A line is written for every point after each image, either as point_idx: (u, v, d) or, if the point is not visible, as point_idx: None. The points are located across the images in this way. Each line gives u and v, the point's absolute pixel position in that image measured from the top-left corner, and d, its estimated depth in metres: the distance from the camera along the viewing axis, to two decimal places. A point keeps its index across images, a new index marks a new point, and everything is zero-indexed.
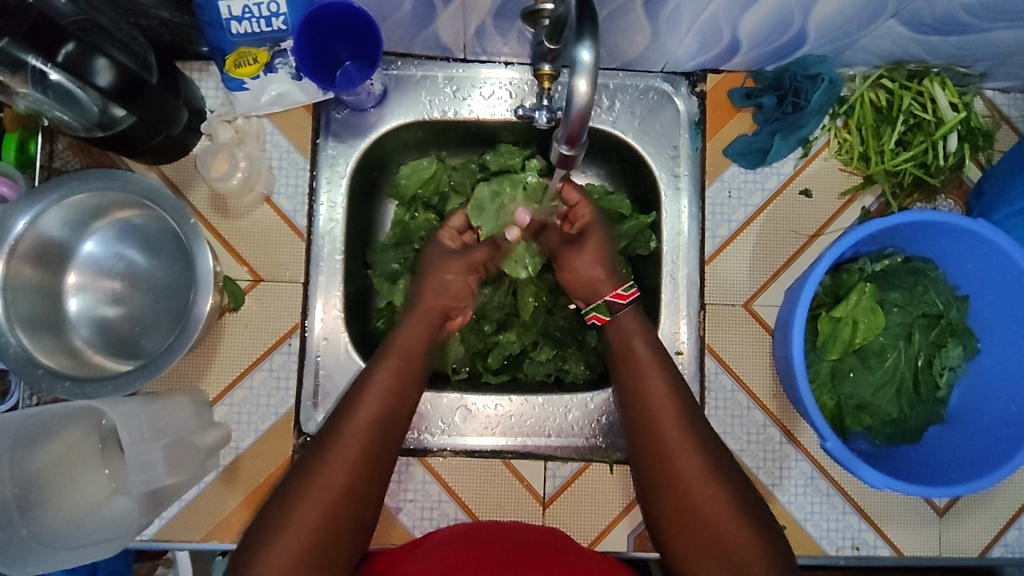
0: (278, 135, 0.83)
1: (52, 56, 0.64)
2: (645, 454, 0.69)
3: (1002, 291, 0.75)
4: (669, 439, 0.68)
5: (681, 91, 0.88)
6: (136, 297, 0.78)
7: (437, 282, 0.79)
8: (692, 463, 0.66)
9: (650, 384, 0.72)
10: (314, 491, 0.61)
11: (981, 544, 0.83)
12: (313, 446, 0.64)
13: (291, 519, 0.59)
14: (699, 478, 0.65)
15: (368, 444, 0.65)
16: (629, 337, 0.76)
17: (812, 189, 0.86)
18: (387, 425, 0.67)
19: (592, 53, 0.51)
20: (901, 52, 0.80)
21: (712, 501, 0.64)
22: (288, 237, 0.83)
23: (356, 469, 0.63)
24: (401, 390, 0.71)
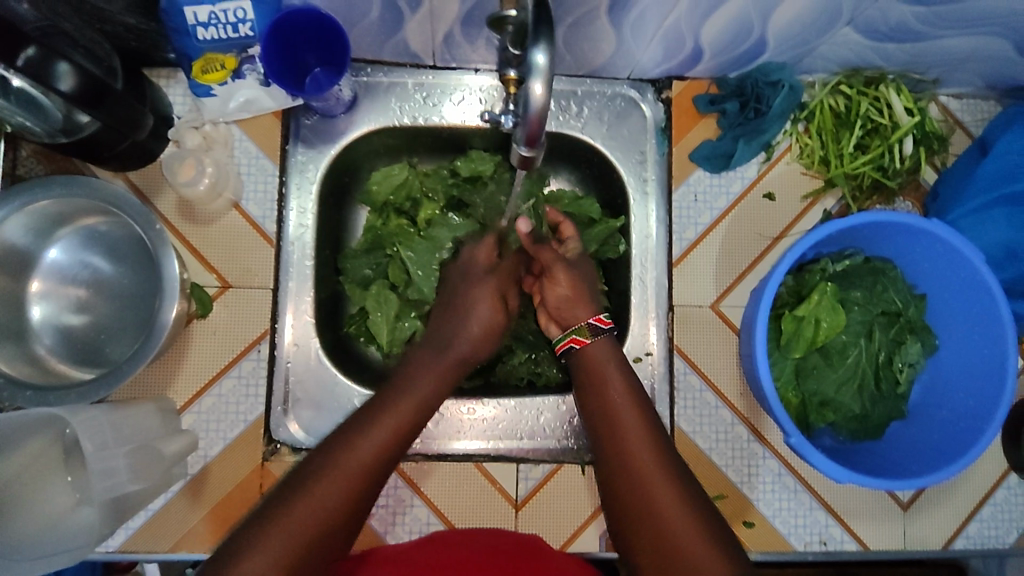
0: (247, 142, 0.83)
1: (10, 60, 0.59)
2: (612, 465, 0.68)
3: (956, 290, 0.77)
4: (629, 450, 0.67)
5: (647, 98, 0.90)
6: (102, 305, 0.77)
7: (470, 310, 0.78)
8: (654, 478, 0.65)
9: (618, 405, 0.71)
10: (305, 506, 0.55)
11: (944, 536, 0.86)
12: (320, 454, 0.59)
13: (273, 531, 0.53)
14: (661, 490, 0.64)
15: (375, 468, 0.60)
16: (601, 360, 0.76)
17: (775, 192, 0.88)
18: (394, 453, 0.62)
19: (547, 56, 0.52)
20: (858, 59, 0.82)
21: (670, 511, 0.62)
22: (257, 243, 0.82)
23: (349, 491, 0.57)
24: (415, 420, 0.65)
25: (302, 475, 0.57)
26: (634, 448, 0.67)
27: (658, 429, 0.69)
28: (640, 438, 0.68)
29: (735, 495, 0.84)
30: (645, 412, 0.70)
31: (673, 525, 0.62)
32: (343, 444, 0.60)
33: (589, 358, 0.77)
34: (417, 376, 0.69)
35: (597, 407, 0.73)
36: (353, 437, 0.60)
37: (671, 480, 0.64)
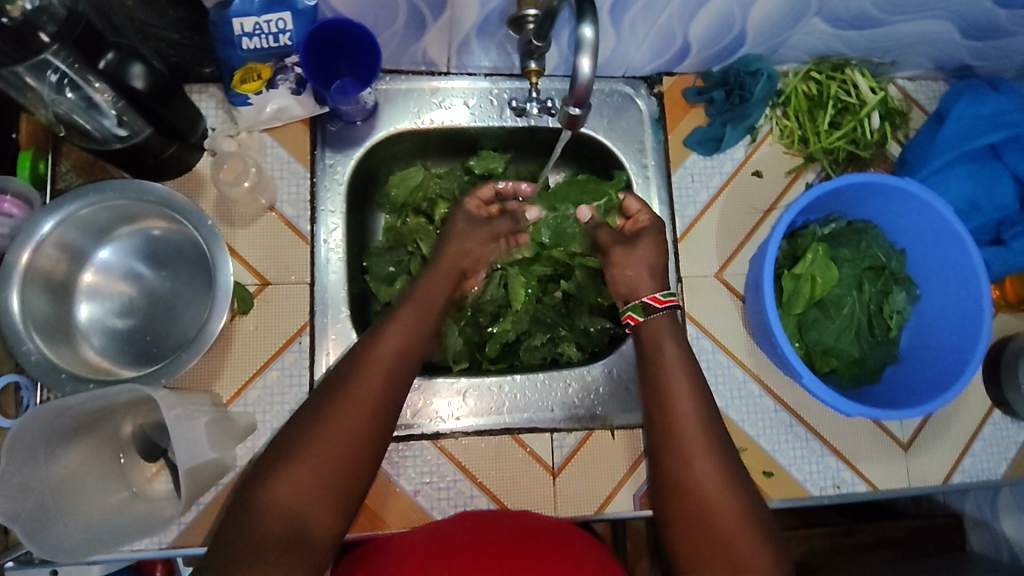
0: (278, 148, 0.89)
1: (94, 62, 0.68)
2: (659, 438, 0.73)
3: (932, 241, 0.87)
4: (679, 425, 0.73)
5: (641, 93, 0.99)
6: (146, 306, 0.80)
7: (460, 246, 0.88)
8: (699, 459, 0.70)
9: (672, 381, 0.76)
10: (337, 421, 0.65)
11: (944, 472, 0.93)
12: (336, 379, 0.69)
13: (307, 455, 0.62)
14: (704, 472, 0.69)
15: (386, 388, 0.69)
16: (657, 334, 0.82)
17: (762, 170, 0.97)
18: (401, 372, 0.71)
19: (592, 30, 0.59)
20: (825, 47, 0.93)
21: (709, 487, 0.68)
22: (293, 242, 0.87)
23: (371, 413, 0.67)
24: (414, 345, 0.74)
25: (325, 397, 0.67)
26: (682, 425, 0.73)
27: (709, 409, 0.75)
28: (687, 413, 0.74)
29: (753, 448, 0.90)
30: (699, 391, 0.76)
31: (710, 504, 0.67)
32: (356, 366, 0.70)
33: (647, 335, 0.82)
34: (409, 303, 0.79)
35: (652, 375, 0.78)
36: (362, 363, 0.70)
37: (715, 461, 0.70)
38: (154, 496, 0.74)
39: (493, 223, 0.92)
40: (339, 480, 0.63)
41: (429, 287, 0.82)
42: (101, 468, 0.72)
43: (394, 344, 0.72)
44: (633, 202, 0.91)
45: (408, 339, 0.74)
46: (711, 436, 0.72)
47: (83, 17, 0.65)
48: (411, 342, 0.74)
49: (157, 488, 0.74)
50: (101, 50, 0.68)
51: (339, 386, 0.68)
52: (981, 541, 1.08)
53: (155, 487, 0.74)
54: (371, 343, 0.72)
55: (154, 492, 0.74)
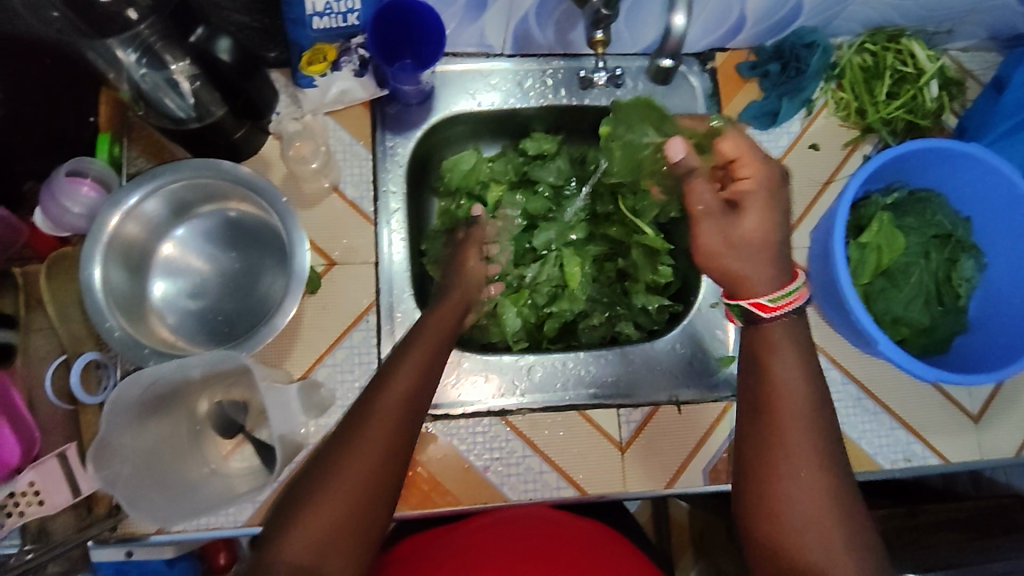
0: (341, 131, 0.90)
1: (187, 35, 0.71)
2: (756, 462, 0.62)
3: (1000, 206, 0.85)
4: (779, 452, 0.61)
5: (694, 70, 0.99)
6: (216, 286, 0.80)
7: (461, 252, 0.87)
8: (796, 482, 0.60)
9: (784, 400, 0.62)
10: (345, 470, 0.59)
11: (1016, 443, 0.91)
12: (344, 422, 0.63)
13: (314, 505, 0.58)
14: (797, 498, 0.60)
15: (400, 428, 0.63)
16: (773, 345, 0.64)
17: (819, 143, 0.97)
18: (414, 413, 0.64)
19: None
20: (880, 18, 0.93)
21: (804, 530, 0.59)
22: (357, 222, 0.88)
23: (383, 456, 0.60)
24: (428, 379, 0.67)
25: (340, 437, 0.62)
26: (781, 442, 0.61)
27: (825, 430, 0.62)
28: (790, 427, 0.62)
29: None
30: (816, 406, 0.62)
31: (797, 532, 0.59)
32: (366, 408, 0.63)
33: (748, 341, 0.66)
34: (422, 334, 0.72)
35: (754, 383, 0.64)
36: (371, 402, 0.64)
37: (821, 502, 0.60)
38: (230, 474, 0.73)
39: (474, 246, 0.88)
40: (349, 531, 0.58)
41: (437, 321, 0.74)
42: (183, 442, 0.73)
43: (406, 381, 0.65)
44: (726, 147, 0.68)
45: (423, 371, 0.67)
46: (821, 475, 0.60)
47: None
48: (427, 375, 0.67)
49: (233, 466, 0.73)
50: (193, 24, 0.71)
51: (350, 429, 0.62)
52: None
53: (231, 465, 0.73)
54: (383, 380, 0.65)
55: (231, 470, 0.73)
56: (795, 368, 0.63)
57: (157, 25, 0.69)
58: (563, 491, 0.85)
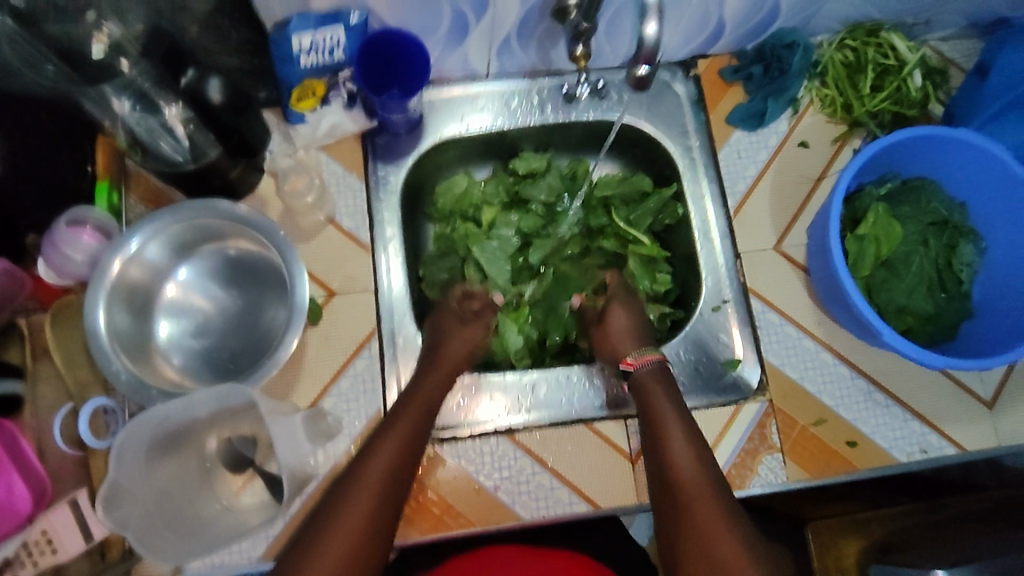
0: (334, 164, 0.92)
1: (178, 78, 0.75)
2: (664, 490, 0.74)
3: (994, 189, 0.85)
4: (677, 474, 0.73)
5: (678, 78, 1.00)
6: (220, 324, 0.81)
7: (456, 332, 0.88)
8: (703, 504, 0.70)
9: (669, 431, 0.77)
10: (328, 545, 0.64)
11: None
12: (329, 501, 0.69)
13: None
14: (707, 512, 0.69)
15: (380, 502, 0.68)
16: (653, 395, 0.82)
17: (808, 141, 0.98)
18: (393, 489, 0.70)
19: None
20: (857, 14, 0.94)
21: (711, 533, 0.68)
22: (354, 251, 0.89)
23: (364, 530, 0.66)
24: (408, 457, 0.73)
25: (324, 514, 0.67)
26: (686, 478, 0.73)
27: (701, 449, 0.76)
28: (686, 464, 0.74)
29: (832, 417, 0.88)
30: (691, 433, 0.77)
31: (716, 543, 0.67)
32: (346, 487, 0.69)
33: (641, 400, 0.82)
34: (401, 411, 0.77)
35: (650, 429, 0.79)
36: (351, 482, 0.69)
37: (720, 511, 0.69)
38: (242, 508, 0.73)
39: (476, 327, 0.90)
40: None
41: (430, 387, 0.80)
42: (194, 481, 0.73)
43: (386, 460, 0.71)
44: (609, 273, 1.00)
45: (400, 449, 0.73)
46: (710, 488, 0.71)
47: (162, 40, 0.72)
48: (406, 452, 0.73)
49: (245, 501, 0.73)
50: (183, 67, 0.75)
51: (330, 506, 0.68)
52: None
53: (242, 500, 0.73)
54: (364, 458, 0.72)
55: (242, 505, 0.73)
56: (671, 410, 0.79)
57: (148, 72, 0.71)
58: (576, 506, 0.84)
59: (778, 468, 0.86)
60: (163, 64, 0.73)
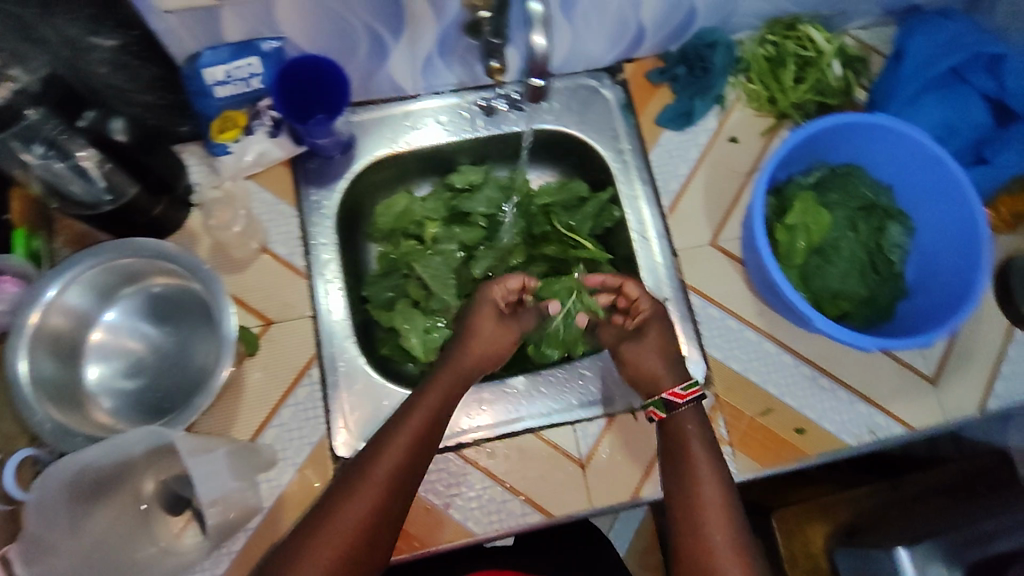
0: (264, 193, 0.91)
1: (77, 120, 0.76)
2: (678, 505, 0.74)
3: (917, 170, 0.87)
4: (696, 493, 0.74)
5: (605, 83, 1.01)
6: (152, 362, 0.80)
7: (483, 326, 0.86)
8: (717, 525, 0.72)
9: (693, 451, 0.77)
10: (322, 542, 0.67)
11: (976, 398, 0.91)
12: (331, 496, 0.70)
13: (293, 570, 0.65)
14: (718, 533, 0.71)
15: (383, 502, 0.70)
16: (683, 430, 0.79)
17: (738, 135, 0.99)
18: (400, 490, 0.71)
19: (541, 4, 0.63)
20: (774, 10, 0.96)
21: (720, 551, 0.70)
22: (289, 278, 0.88)
23: (360, 530, 0.68)
24: (419, 459, 0.74)
25: (324, 510, 0.69)
26: (705, 497, 0.73)
27: (724, 473, 0.76)
28: (707, 484, 0.74)
29: (779, 406, 0.88)
30: (713, 453, 0.77)
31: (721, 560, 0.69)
32: (348, 487, 0.70)
33: (671, 431, 0.80)
34: (415, 406, 0.77)
35: (671, 445, 0.79)
36: (356, 480, 0.71)
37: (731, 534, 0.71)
38: (183, 550, 0.72)
39: (517, 318, 0.89)
40: None
41: (444, 381, 0.80)
42: (130, 526, 0.72)
43: (393, 460, 0.72)
44: (632, 289, 0.85)
45: (409, 452, 0.73)
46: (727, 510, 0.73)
47: (60, 80, 0.74)
48: (416, 455, 0.74)
49: (186, 542, 0.72)
50: (82, 109, 0.77)
51: (329, 509, 0.69)
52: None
53: (183, 542, 0.72)
54: (372, 455, 0.73)
55: (183, 547, 0.72)
56: (698, 433, 0.79)
57: None
58: (529, 517, 0.83)
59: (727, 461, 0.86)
60: (61, 109, 0.75)
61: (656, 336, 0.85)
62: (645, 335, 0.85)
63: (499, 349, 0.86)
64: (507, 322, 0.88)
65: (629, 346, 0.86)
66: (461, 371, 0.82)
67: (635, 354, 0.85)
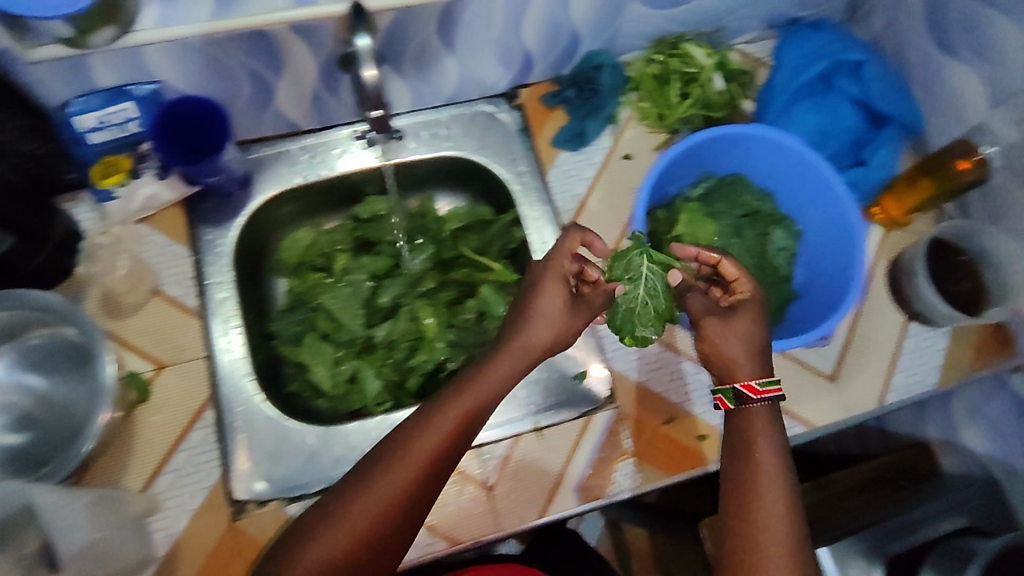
0: (156, 235, 0.90)
1: None
2: (733, 503, 0.66)
3: (796, 176, 0.89)
4: (755, 497, 0.65)
5: (503, 108, 1.02)
6: (34, 416, 0.79)
7: (542, 307, 0.74)
8: (776, 535, 0.63)
9: (759, 448, 0.68)
10: (335, 530, 0.63)
11: (876, 394, 0.93)
12: (351, 481, 0.66)
13: (303, 555, 0.62)
14: (775, 545, 0.63)
15: (402, 497, 0.65)
16: (751, 423, 0.71)
17: (632, 152, 1.01)
18: (427, 485, 0.66)
19: (368, 40, 0.68)
20: (657, 30, 0.98)
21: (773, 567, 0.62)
22: (182, 320, 0.88)
23: (373, 524, 0.64)
24: (451, 455, 0.68)
25: (342, 496, 0.65)
26: (766, 502, 0.65)
27: (792, 478, 0.67)
28: (772, 489, 0.66)
29: (682, 414, 0.89)
30: (782, 455, 0.68)
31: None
32: (368, 475, 0.66)
33: (736, 428, 0.72)
34: (451, 399, 0.70)
35: (738, 439, 0.70)
36: (376, 470, 0.66)
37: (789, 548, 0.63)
38: None
39: (586, 297, 0.78)
40: None
41: (497, 368, 0.71)
42: None
43: (423, 453, 0.66)
44: (732, 268, 0.78)
45: (439, 449, 0.67)
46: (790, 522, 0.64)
47: None
48: (447, 452, 0.67)
49: None
50: None
51: (346, 497, 0.65)
52: (953, 460, 1.11)
53: None
54: (400, 446, 0.67)
55: None
56: (766, 428, 0.70)
57: None
58: (433, 547, 0.82)
59: (631, 473, 0.86)
60: None
61: (750, 323, 0.75)
62: (736, 315, 0.75)
63: (562, 331, 0.74)
64: (577, 303, 0.76)
65: (711, 323, 0.75)
66: (515, 358, 0.72)
67: (719, 333, 0.74)
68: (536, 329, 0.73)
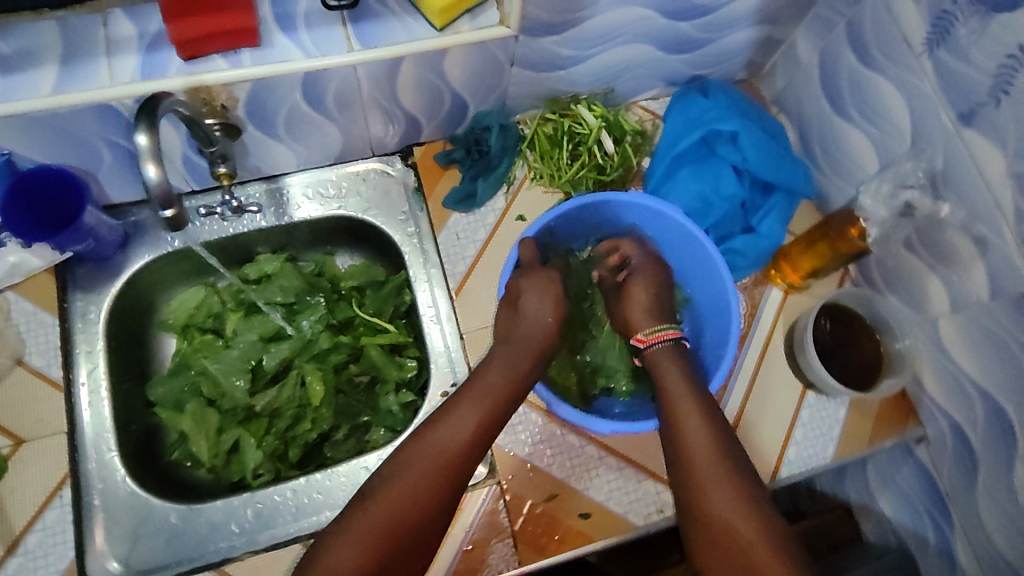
0: (23, 302, 0.89)
1: None
2: (675, 467, 0.71)
3: (678, 244, 0.91)
4: (687, 453, 0.70)
5: (396, 167, 1.00)
6: None
7: (535, 313, 0.83)
8: (717, 484, 0.67)
9: (677, 408, 0.74)
10: (371, 513, 0.66)
11: (767, 467, 0.90)
12: (384, 471, 0.70)
13: (344, 538, 0.64)
14: (720, 492, 0.67)
15: (436, 478, 0.69)
16: (661, 367, 0.80)
17: (525, 214, 0.98)
18: (464, 465, 0.71)
19: (147, 137, 0.65)
20: (548, 91, 0.96)
21: (721, 512, 0.65)
22: (46, 392, 0.85)
23: (412, 504, 0.67)
24: (485, 436, 0.73)
25: (378, 483, 0.69)
26: (697, 450, 0.70)
27: (719, 426, 0.72)
28: (696, 437, 0.71)
29: (564, 491, 0.86)
30: (701, 404, 0.74)
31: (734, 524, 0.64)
32: (404, 461, 0.70)
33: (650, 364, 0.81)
34: (475, 391, 0.76)
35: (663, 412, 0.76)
36: (406, 457, 0.70)
37: (732, 491, 0.66)
38: None
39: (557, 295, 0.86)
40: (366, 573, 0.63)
41: (510, 361, 0.80)
42: None
43: (459, 431, 0.72)
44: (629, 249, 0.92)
45: (472, 431, 0.73)
46: (723, 460, 0.69)
47: None
48: (481, 432, 0.73)
49: None
50: None
51: (379, 485, 0.68)
52: (872, 527, 0.95)
53: None
54: (431, 429, 0.73)
55: None
56: (679, 383, 0.77)
57: None
58: None
59: (507, 555, 0.83)
60: None
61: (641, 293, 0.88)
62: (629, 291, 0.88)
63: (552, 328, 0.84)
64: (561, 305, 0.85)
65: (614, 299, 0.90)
66: (521, 358, 0.80)
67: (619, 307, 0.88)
68: (529, 328, 0.83)
